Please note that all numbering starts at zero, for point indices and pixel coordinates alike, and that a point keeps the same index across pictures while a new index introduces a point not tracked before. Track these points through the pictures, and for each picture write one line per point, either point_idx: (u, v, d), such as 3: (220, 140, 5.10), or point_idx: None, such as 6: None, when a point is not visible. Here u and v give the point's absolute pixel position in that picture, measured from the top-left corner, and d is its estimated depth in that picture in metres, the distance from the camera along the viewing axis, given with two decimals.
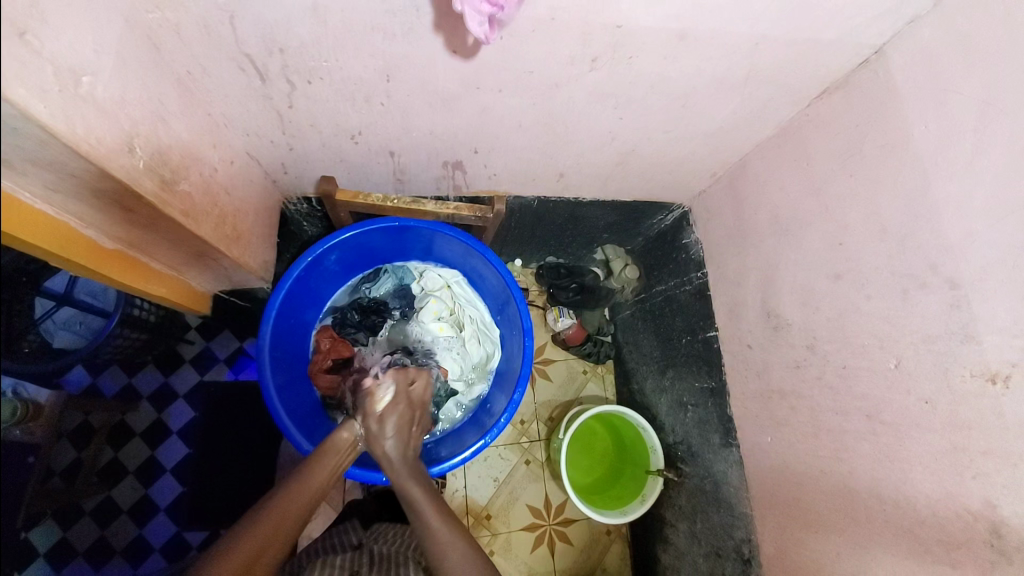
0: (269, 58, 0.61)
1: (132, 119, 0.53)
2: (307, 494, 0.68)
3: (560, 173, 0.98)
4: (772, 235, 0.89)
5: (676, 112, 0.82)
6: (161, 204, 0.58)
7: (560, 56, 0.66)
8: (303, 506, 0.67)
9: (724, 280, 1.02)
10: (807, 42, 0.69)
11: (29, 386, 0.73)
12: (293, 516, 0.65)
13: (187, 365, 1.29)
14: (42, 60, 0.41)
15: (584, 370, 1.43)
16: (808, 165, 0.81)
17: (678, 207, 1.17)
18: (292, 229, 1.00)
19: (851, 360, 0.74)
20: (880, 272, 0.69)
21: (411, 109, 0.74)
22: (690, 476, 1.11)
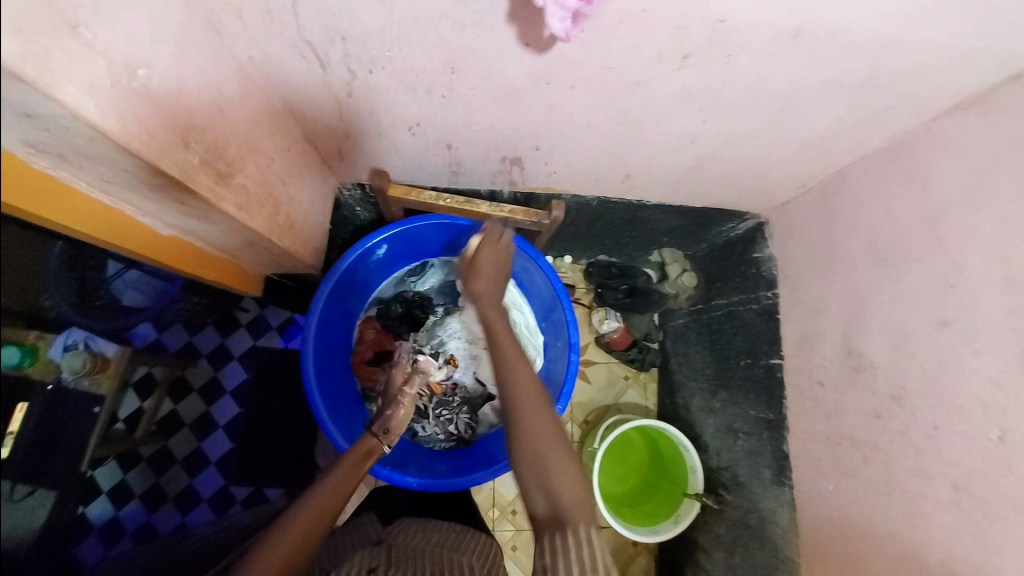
0: (330, 46, 0.57)
1: (191, 112, 0.50)
2: (337, 496, 0.65)
3: (626, 174, 0.90)
4: (866, 263, 0.78)
5: (772, 116, 0.72)
6: (216, 198, 0.56)
7: (647, 51, 0.58)
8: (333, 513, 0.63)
9: (800, 305, 0.93)
10: (947, 47, 0.58)
11: (98, 341, 0.85)
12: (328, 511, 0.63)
13: (242, 329, 1.32)
14: (94, 53, 0.39)
15: (626, 376, 1.36)
16: (923, 188, 0.70)
17: (754, 217, 1.06)
18: (345, 214, 0.97)
19: (945, 422, 0.64)
20: (997, 327, 0.58)
21: (474, 103, 0.69)
22: (733, 506, 1.04)
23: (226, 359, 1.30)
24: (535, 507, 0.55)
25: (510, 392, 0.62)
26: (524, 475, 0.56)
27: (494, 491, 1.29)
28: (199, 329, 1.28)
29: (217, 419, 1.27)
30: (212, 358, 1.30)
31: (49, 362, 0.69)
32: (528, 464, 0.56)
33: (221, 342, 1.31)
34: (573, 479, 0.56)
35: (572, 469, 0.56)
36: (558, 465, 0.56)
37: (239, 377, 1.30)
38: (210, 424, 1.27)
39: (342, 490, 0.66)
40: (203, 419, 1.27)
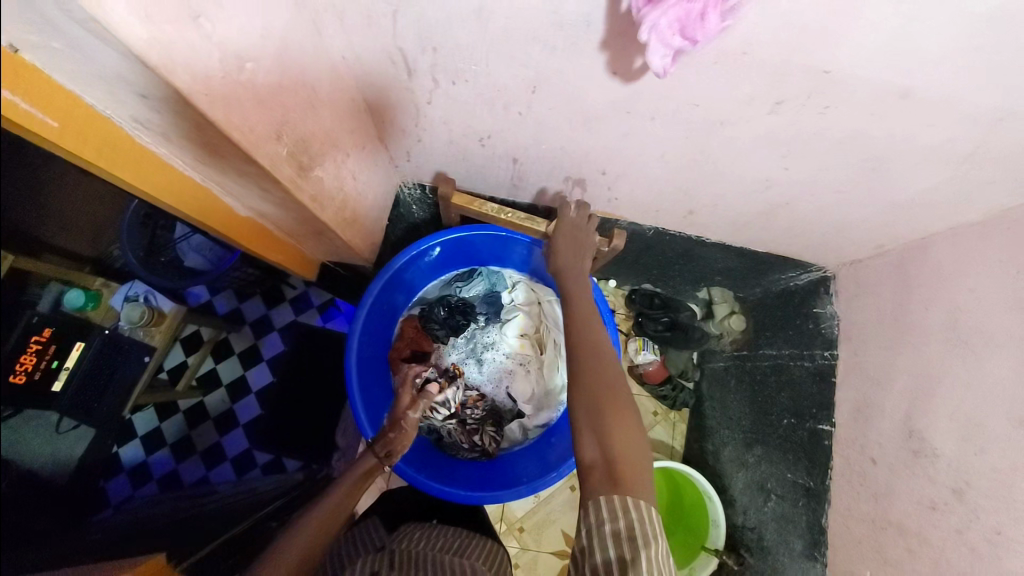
0: (421, 55, 0.58)
1: (285, 106, 0.52)
2: (343, 504, 0.69)
3: (689, 210, 0.88)
4: (941, 342, 0.72)
5: (859, 174, 0.68)
6: (295, 189, 0.58)
7: (737, 93, 0.56)
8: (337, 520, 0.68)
9: (860, 372, 0.87)
10: None
11: (159, 298, 0.91)
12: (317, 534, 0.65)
13: (286, 303, 1.36)
14: (211, 45, 0.40)
15: (655, 412, 1.31)
16: (1018, 272, 0.64)
17: (819, 269, 1.00)
18: (401, 212, 0.98)
19: (1011, 529, 0.58)
20: None
21: (548, 123, 0.68)
22: (753, 568, 1.01)
23: (267, 329, 1.35)
24: (585, 454, 0.58)
25: (579, 354, 0.68)
26: (580, 421, 0.61)
27: (505, 504, 1.28)
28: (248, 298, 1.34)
29: (251, 386, 1.31)
30: (256, 327, 1.34)
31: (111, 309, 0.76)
32: (586, 412, 0.61)
33: (265, 313, 1.35)
34: (629, 440, 0.58)
35: (632, 427, 0.59)
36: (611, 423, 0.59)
37: (275, 350, 1.34)
38: (243, 388, 1.31)
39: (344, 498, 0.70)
40: (239, 383, 1.32)
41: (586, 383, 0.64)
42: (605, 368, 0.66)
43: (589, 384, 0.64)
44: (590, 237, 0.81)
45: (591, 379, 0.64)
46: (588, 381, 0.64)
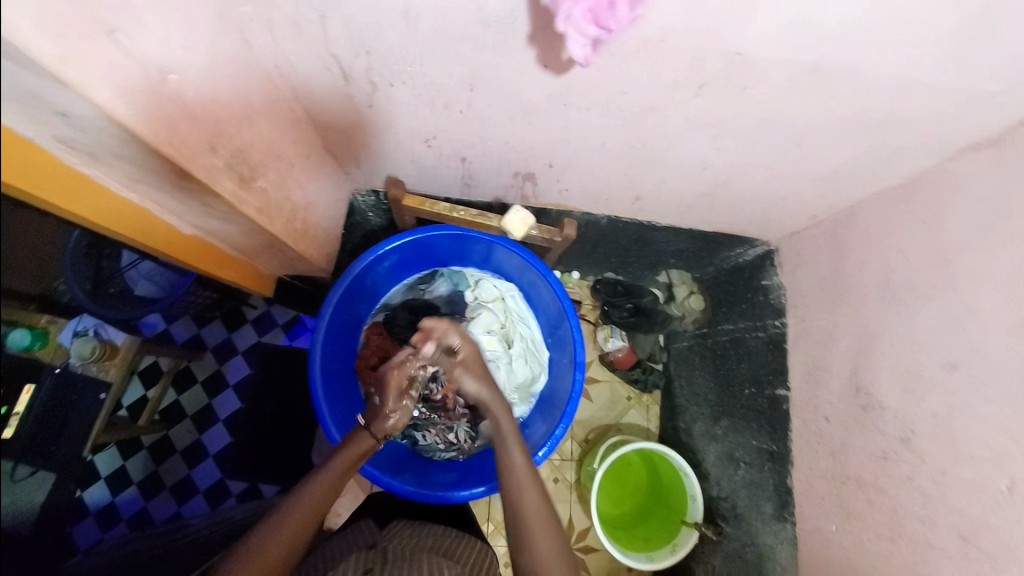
0: (355, 59, 0.59)
1: (218, 118, 0.51)
2: (308, 523, 0.63)
3: (637, 196, 0.91)
4: (876, 300, 0.77)
5: (785, 149, 0.72)
6: (238, 201, 0.57)
7: (662, 78, 0.58)
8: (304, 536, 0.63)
9: (808, 336, 0.92)
10: (963, 91, 0.58)
11: (110, 329, 0.88)
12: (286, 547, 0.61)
13: (248, 324, 1.32)
14: (130, 60, 0.40)
15: (628, 397, 1.35)
16: (935, 228, 0.69)
17: (763, 244, 1.07)
18: (356, 220, 0.98)
19: (953, 467, 0.63)
20: (1013, 376, 0.57)
21: (490, 119, 0.70)
22: (731, 538, 1.02)
23: (229, 354, 1.31)
24: None
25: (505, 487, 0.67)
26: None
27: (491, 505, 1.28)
28: (207, 322, 1.30)
29: (218, 412, 1.28)
30: (217, 352, 1.31)
31: (59, 346, 0.73)
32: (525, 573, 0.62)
33: (227, 337, 1.32)
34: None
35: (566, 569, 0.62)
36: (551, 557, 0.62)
37: (240, 373, 1.30)
38: (211, 416, 1.27)
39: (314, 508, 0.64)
40: (205, 412, 1.28)
41: (521, 520, 0.64)
42: (531, 491, 0.66)
43: (524, 513, 0.64)
44: (468, 383, 0.73)
45: (524, 513, 0.64)
46: (523, 501, 0.65)
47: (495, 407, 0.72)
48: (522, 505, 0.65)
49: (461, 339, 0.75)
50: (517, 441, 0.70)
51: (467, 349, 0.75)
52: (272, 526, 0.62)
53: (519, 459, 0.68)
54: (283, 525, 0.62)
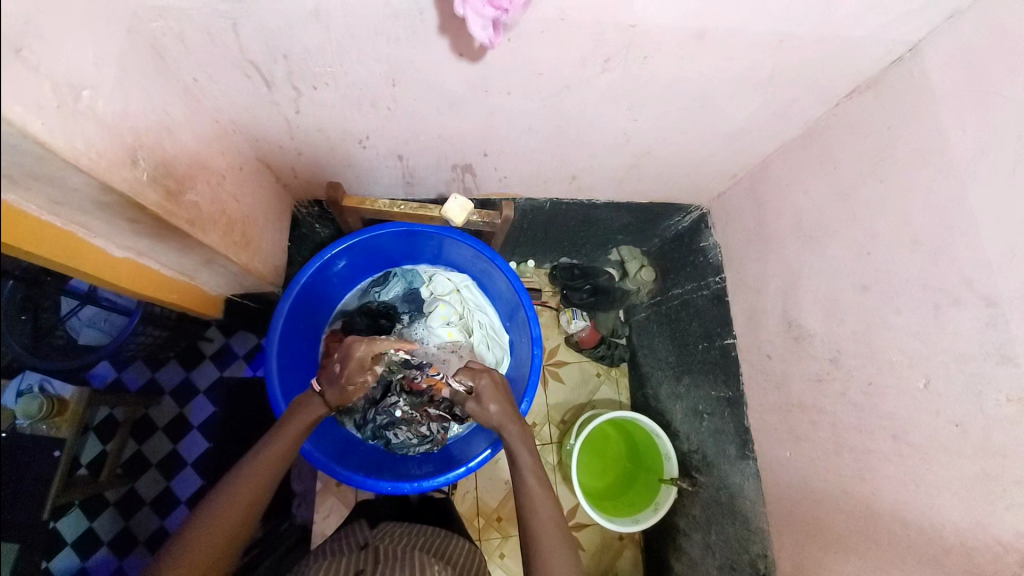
0: (273, 65, 0.61)
1: (136, 131, 0.52)
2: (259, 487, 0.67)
3: (572, 175, 0.96)
4: (794, 240, 0.85)
5: (694, 112, 0.78)
6: (167, 214, 0.58)
7: (570, 56, 0.63)
8: (283, 469, 0.70)
9: (744, 286, 0.99)
10: (833, 40, 0.65)
11: (54, 382, 0.87)
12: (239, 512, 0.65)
13: (208, 360, 1.29)
14: (39, 76, 0.41)
15: (598, 373, 1.40)
16: (834, 167, 0.77)
17: (697, 209, 1.14)
18: (304, 232, 1.01)
19: (877, 377, 0.69)
20: (911, 285, 0.64)
21: (418, 113, 0.73)
22: (705, 486, 1.08)
23: (191, 394, 1.27)
24: None
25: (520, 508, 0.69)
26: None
27: (477, 499, 1.28)
28: (162, 364, 1.26)
29: (186, 455, 1.23)
30: (177, 394, 1.27)
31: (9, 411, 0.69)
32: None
33: (185, 376, 1.28)
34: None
35: None
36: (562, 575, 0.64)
37: (205, 412, 1.27)
38: (178, 460, 1.23)
39: (291, 444, 0.71)
40: (171, 457, 1.23)
41: (533, 539, 0.67)
42: (545, 511, 0.68)
43: (537, 532, 0.67)
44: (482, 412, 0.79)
45: (538, 531, 0.67)
46: (536, 524, 0.67)
47: (510, 428, 0.76)
48: (535, 526, 0.67)
49: (479, 376, 0.82)
50: (530, 466, 0.72)
51: (485, 382, 0.81)
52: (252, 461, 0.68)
53: (531, 483, 0.70)
54: (263, 460, 0.68)
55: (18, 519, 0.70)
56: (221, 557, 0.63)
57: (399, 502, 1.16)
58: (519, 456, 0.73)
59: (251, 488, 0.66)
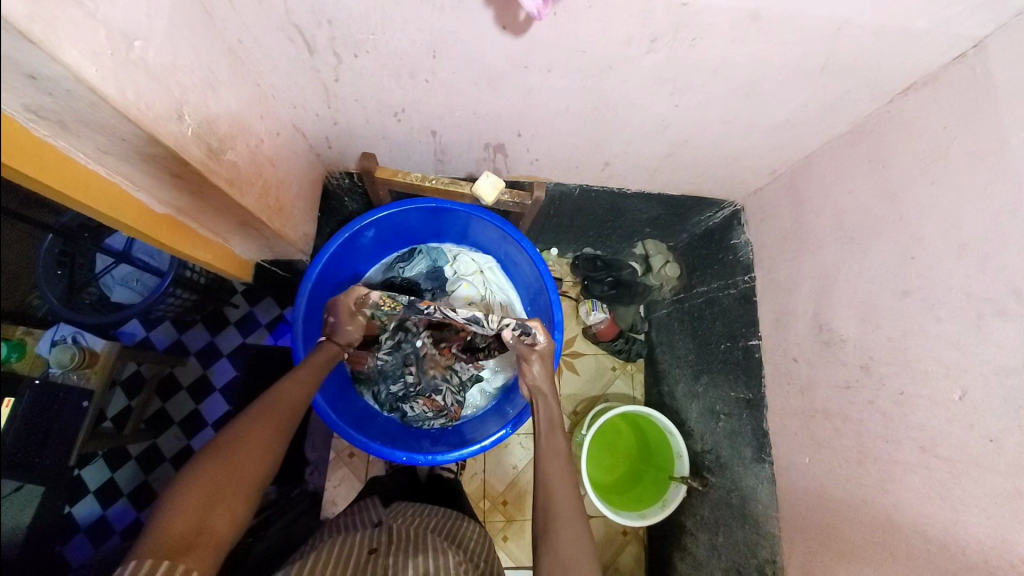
0: (317, 29, 0.61)
1: (182, 87, 0.53)
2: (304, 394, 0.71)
3: (605, 161, 0.94)
4: (833, 241, 0.82)
5: (738, 101, 0.76)
6: (207, 172, 0.59)
7: (616, 34, 0.62)
8: (302, 408, 0.70)
9: (774, 286, 0.96)
10: (895, 30, 0.62)
11: (87, 335, 0.87)
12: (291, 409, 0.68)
13: (231, 326, 1.32)
14: (96, 23, 0.41)
15: (614, 367, 1.39)
16: (882, 167, 0.74)
17: (730, 205, 1.11)
18: (334, 204, 1.03)
19: (910, 386, 0.66)
20: (954, 292, 0.61)
21: (456, 87, 0.72)
22: (716, 487, 1.07)
23: (215, 357, 1.30)
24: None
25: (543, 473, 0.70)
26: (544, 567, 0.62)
27: (484, 481, 1.29)
28: (188, 326, 1.28)
29: (207, 416, 1.27)
30: (202, 356, 1.30)
31: (37, 358, 0.69)
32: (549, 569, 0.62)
33: (210, 340, 1.31)
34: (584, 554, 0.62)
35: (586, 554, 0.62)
36: (577, 552, 0.62)
37: (227, 376, 1.29)
38: (198, 420, 1.26)
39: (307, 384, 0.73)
40: (192, 416, 1.27)
41: (551, 523, 0.65)
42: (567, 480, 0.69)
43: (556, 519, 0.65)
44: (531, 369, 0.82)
45: (555, 514, 0.66)
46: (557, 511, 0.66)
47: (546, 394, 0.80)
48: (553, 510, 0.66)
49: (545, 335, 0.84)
50: (557, 455, 0.71)
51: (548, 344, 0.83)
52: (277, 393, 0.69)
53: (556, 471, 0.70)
54: (286, 392, 0.69)
55: (49, 459, 0.72)
56: (253, 479, 0.59)
57: (408, 476, 1.18)
58: (547, 444, 0.73)
59: (278, 414, 0.66)
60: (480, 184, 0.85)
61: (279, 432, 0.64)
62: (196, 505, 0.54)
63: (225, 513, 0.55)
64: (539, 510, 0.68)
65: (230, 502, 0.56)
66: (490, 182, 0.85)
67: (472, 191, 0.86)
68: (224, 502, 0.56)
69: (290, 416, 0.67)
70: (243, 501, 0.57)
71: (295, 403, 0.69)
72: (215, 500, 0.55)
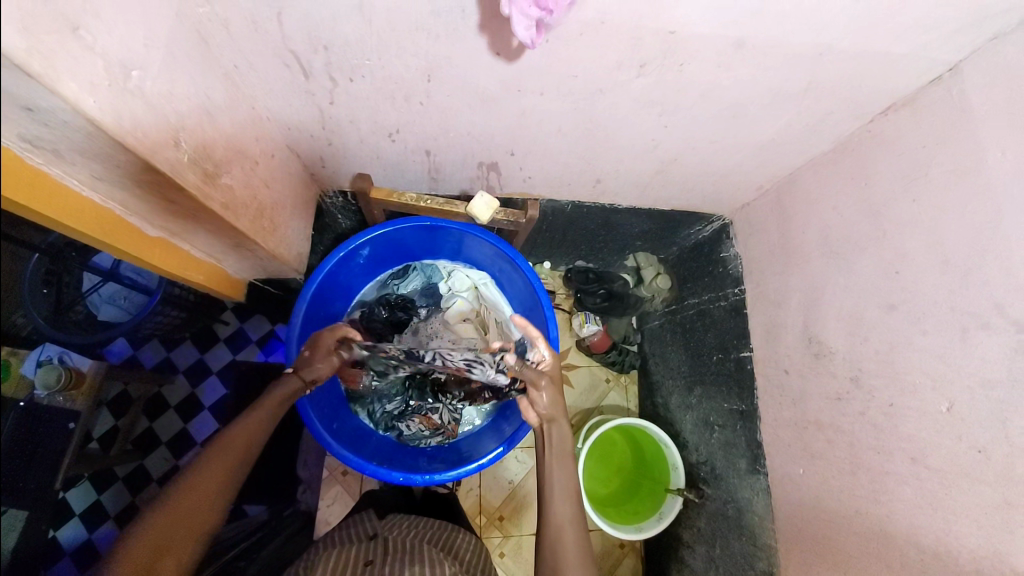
0: (313, 55, 0.61)
1: (179, 113, 0.53)
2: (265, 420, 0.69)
3: (597, 179, 0.96)
4: (820, 255, 0.84)
5: (726, 121, 0.78)
6: (202, 196, 0.59)
7: (608, 60, 0.63)
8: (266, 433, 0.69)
9: (764, 299, 0.98)
10: (874, 55, 0.64)
11: (72, 355, 0.85)
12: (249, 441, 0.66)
13: (221, 343, 1.30)
14: (94, 55, 0.42)
15: (607, 379, 1.40)
16: (865, 185, 0.76)
17: (719, 219, 1.13)
18: (327, 222, 1.03)
19: (899, 399, 0.68)
20: (939, 307, 0.63)
21: (450, 109, 0.73)
22: (712, 498, 1.07)
23: (204, 375, 1.29)
24: None
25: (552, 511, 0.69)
26: None
27: (480, 497, 1.28)
28: (177, 344, 1.27)
29: (194, 435, 1.24)
30: (190, 374, 1.28)
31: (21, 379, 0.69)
32: None
33: (200, 357, 1.29)
34: None
35: None
36: None
37: (216, 394, 1.28)
38: (187, 440, 1.24)
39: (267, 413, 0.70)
40: (181, 435, 1.24)
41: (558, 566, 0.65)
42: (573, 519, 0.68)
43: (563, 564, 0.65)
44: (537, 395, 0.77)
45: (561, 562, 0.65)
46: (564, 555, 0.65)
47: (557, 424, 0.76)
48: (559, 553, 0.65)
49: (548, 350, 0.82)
50: (566, 493, 0.70)
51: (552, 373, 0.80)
52: (232, 429, 0.66)
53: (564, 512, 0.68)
54: (243, 427, 0.66)
55: (36, 486, 0.71)
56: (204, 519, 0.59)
57: (404, 494, 1.17)
58: (555, 482, 0.71)
59: (236, 446, 0.64)
60: (475, 204, 0.86)
61: (236, 465, 0.63)
62: (141, 557, 0.54)
63: (174, 557, 0.56)
64: (546, 553, 0.67)
65: (176, 551, 0.57)
66: (484, 201, 0.86)
67: (468, 210, 0.86)
68: (174, 547, 0.56)
69: (244, 453, 0.65)
70: (195, 539, 0.58)
71: (259, 427, 0.68)
72: (165, 547, 0.56)
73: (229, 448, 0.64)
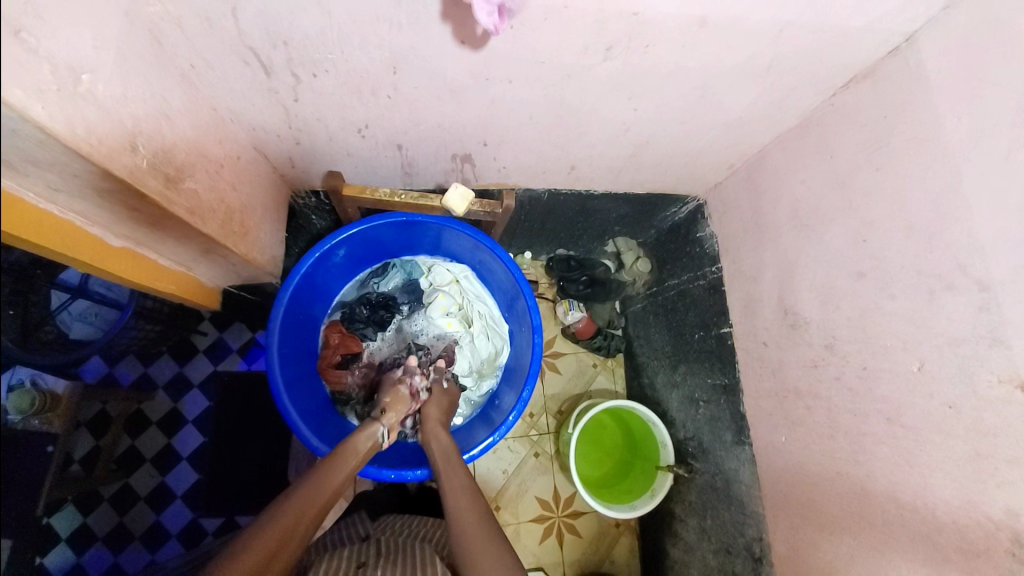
0: (273, 50, 0.60)
1: (135, 117, 0.52)
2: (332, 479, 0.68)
3: (571, 165, 0.96)
4: (791, 229, 0.86)
5: (693, 102, 0.79)
6: (166, 202, 0.57)
7: (574, 44, 0.63)
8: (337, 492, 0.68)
9: (740, 275, 1.00)
10: (831, 30, 0.66)
11: (46, 377, 0.83)
12: (319, 496, 0.65)
13: (200, 355, 1.26)
14: (39, 58, 0.40)
15: (594, 364, 1.41)
16: (830, 157, 0.78)
17: (693, 199, 1.15)
18: (301, 223, 1.01)
19: (872, 361, 0.70)
20: (905, 271, 0.65)
21: (419, 101, 0.72)
22: (701, 472, 1.10)
23: (185, 388, 1.25)
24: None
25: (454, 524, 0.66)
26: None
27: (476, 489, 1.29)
28: (155, 358, 1.23)
29: (180, 450, 1.21)
30: (170, 389, 1.24)
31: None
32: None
33: (179, 371, 1.25)
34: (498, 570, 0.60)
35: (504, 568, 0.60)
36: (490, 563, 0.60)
37: (199, 407, 1.25)
38: (173, 456, 1.21)
39: (317, 506, 0.64)
40: (166, 451, 1.21)
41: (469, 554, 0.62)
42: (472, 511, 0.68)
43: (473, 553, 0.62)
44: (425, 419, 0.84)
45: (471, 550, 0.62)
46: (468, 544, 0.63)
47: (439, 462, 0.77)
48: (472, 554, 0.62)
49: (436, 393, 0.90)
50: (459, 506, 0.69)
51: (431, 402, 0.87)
52: (312, 481, 0.66)
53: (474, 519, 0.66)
54: (323, 479, 0.67)
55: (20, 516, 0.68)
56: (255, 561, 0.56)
57: (398, 492, 1.17)
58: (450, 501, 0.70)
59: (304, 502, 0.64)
60: (451, 195, 0.86)
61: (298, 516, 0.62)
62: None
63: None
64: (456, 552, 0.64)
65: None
66: (459, 191, 0.85)
67: (443, 202, 0.86)
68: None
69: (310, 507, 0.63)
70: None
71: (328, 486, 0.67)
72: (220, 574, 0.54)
73: (307, 498, 0.64)
